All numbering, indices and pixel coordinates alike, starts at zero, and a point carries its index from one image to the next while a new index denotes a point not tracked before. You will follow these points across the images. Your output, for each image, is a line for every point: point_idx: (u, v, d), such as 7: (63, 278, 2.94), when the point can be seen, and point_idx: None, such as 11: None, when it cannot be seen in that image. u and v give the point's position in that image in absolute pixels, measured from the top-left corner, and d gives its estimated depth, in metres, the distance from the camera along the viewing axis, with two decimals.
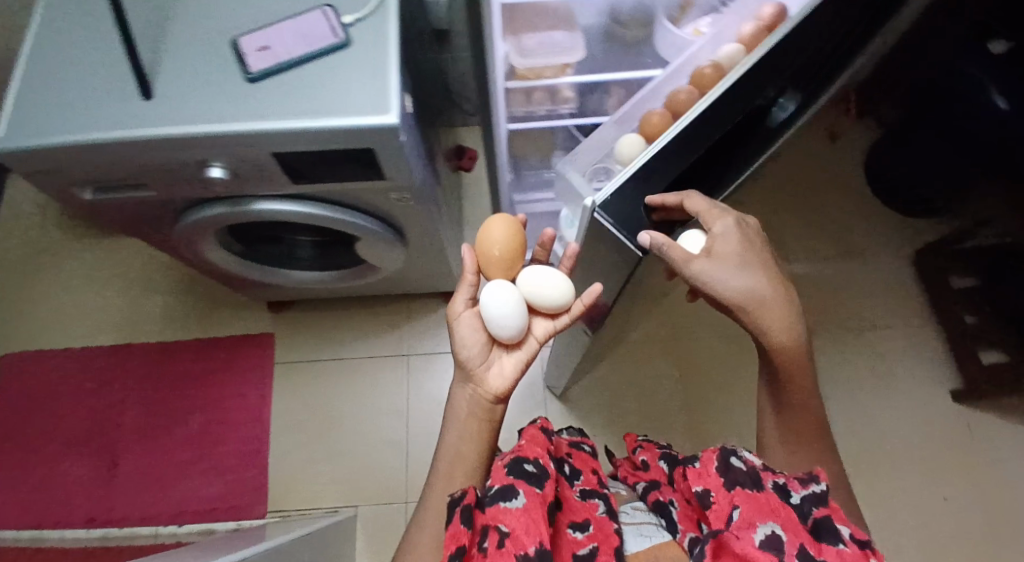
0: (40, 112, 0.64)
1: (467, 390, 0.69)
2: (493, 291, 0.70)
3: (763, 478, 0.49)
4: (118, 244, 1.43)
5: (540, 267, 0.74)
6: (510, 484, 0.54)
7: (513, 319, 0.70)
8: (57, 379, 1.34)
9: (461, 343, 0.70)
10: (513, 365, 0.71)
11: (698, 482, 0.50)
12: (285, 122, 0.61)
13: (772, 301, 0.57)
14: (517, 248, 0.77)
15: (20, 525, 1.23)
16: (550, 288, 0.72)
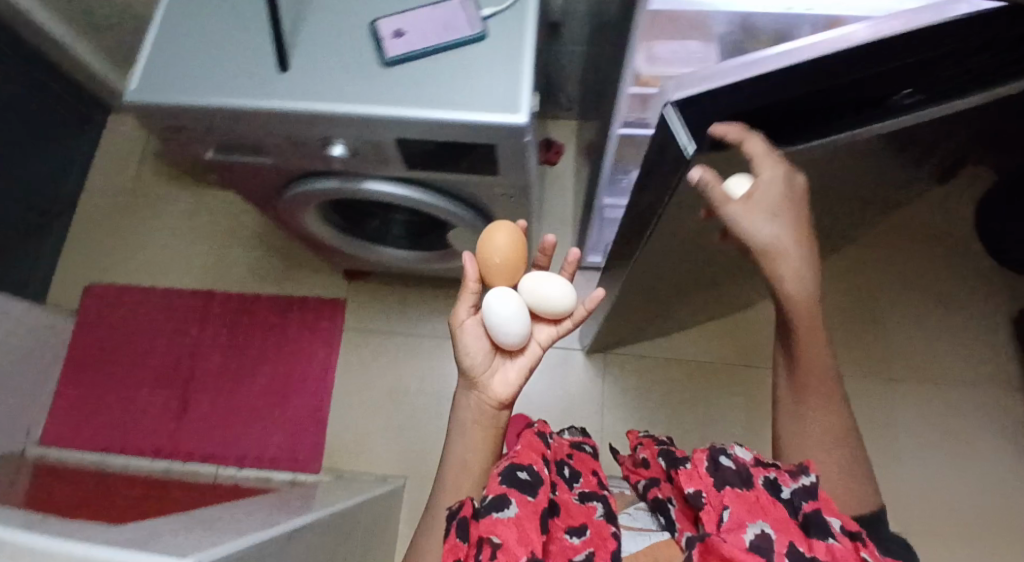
0: (178, 71, 0.65)
1: (471, 398, 0.69)
2: (497, 298, 0.69)
3: (752, 476, 0.51)
4: (210, 195, 1.49)
5: (544, 274, 0.75)
6: (503, 493, 0.53)
7: (518, 327, 0.69)
8: (142, 315, 1.41)
9: (467, 352, 0.69)
10: (517, 373, 0.71)
11: (691, 483, 0.53)
12: (415, 110, 0.61)
13: (792, 252, 0.52)
14: (517, 252, 0.78)
15: (97, 446, 1.32)
16: (549, 297, 0.73)
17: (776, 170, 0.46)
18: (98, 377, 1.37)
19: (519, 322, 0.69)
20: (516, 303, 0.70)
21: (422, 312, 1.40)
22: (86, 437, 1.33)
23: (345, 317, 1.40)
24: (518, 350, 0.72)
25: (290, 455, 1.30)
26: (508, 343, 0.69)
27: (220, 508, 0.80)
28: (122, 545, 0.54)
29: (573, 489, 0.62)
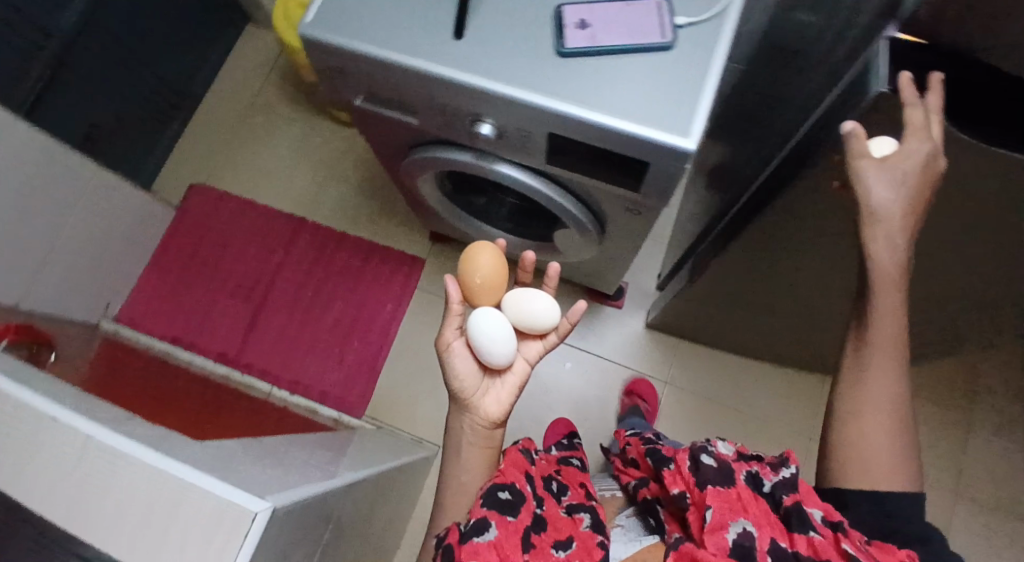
0: (352, 12, 0.64)
1: (462, 421, 0.71)
2: (482, 320, 0.73)
3: (733, 474, 0.51)
4: (323, 125, 1.51)
5: (526, 290, 0.80)
6: (484, 516, 0.53)
7: (504, 343, 0.73)
8: (233, 223, 1.45)
9: (456, 375, 0.73)
10: (507, 392, 0.73)
11: (677, 484, 0.54)
12: (578, 109, 0.58)
13: (901, 221, 0.50)
14: (501, 269, 0.83)
15: (167, 335, 1.38)
16: (535, 316, 0.77)
17: (924, 142, 0.47)
18: (180, 272, 1.42)
19: (504, 339, 0.73)
20: (499, 322, 0.74)
21: None
22: (157, 325, 1.39)
23: (421, 276, 1.40)
24: (504, 371, 0.75)
25: (339, 394, 1.33)
26: (494, 363, 0.72)
27: (278, 440, 0.81)
28: (207, 468, 0.56)
29: (558, 497, 0.61)
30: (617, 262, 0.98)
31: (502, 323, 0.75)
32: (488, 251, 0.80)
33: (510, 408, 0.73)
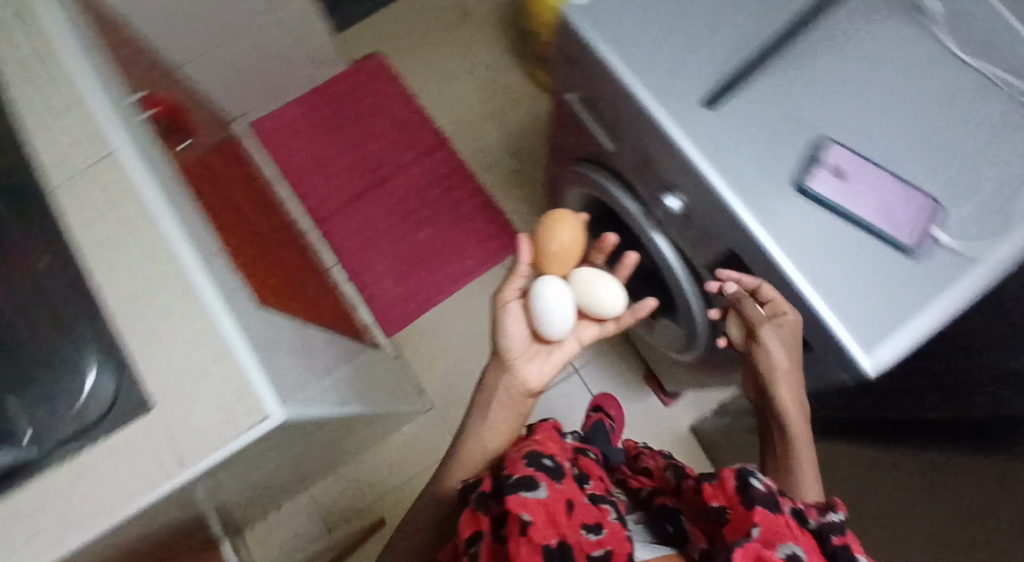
0: (627, 23, 0.61)
1: (498, 381, 0.69)
2: (550, 288, 0.69)
3: (781, 502, 0.48)
4: (518, 71, 1.48)
5: (596, 272, 0.75)
6: (532, 475, 0.51)
7: (565, 318, 0.69)
8: (392, 104, 1.46)
9: (507, 336, 0.69)
10: (551, 365, 0.71)
11: (716, 497, 0.50)
12: (780, 250, 0.54)
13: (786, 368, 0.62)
14: (579, 244, 0.77)
15: (281, 161, 1.42)
16: (602, 300, 0.74)
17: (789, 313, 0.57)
18: (323, 116, 1.44)
19: (569, 313, 0.69)
20: (567, 295, 0.70)
21: None
22: (278, 149, 1.42)
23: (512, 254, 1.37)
24: (554, 345, 0.72)
25: (384, 307, 1.34)
26: (549, 335, 0.69)
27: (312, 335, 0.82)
28: (256, 349, 0.57)
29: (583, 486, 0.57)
30: (698, 373, 0.92)
31: (569, 297, 0.71)
32: (570, 222, 0.74)
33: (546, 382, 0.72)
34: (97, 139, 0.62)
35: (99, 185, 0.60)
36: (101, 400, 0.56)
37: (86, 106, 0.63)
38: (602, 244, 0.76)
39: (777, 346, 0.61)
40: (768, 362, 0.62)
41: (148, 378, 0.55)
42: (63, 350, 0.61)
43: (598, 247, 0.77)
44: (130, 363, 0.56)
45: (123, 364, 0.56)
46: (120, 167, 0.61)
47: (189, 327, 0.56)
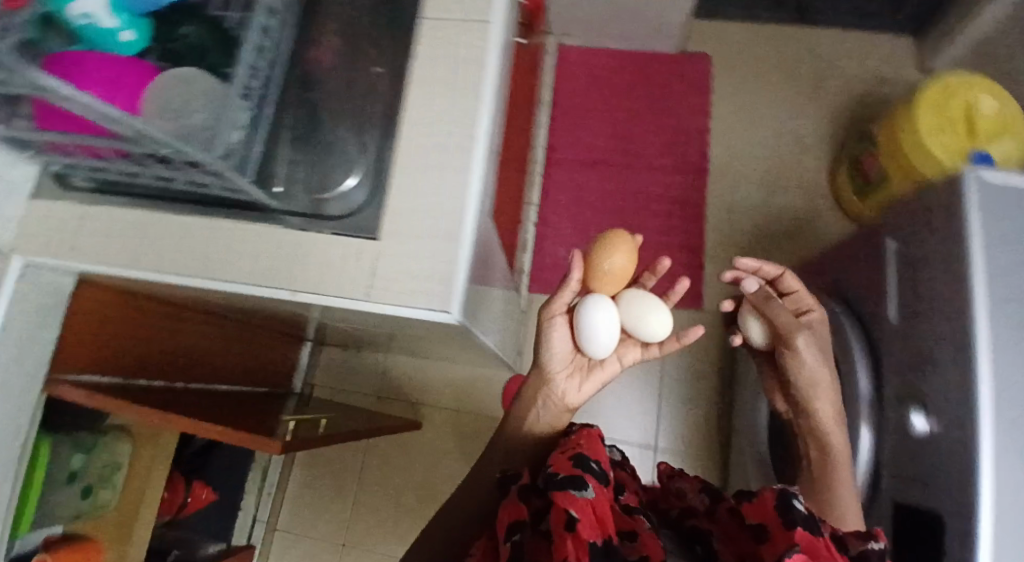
0: (1016, 253, 0.58)
1: (539, 389, 0.68)
2: (593, 306, 0.68)
3: (821, 526, 0.46)
4: (822, 159, 1.35)
5: (646, 297, 0.74)
6: (577, 476, 0.50)
7: (603, 332, 0.68)
8: (683, 105, 1.39)
9: (549, 347, 0.68)
10: (589, 383, 0.68)
11: (755, 517, 0.49)
12: (1000, 543, 0.52)
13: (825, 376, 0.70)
14: (628, 269, 0.75)
15: (558, 90, 1.42)
16: (648, 324, 0.73)
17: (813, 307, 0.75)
18: (622, 76, 1.41)
19: (611, 332, 0.68)
20: (610, 316, 0.69)
21: (687, 399, 1.26)
22: (567, 76, 1.42)
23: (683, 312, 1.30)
24: (595, 363, 0.70)
25: (545, 267, 1.33)
26: (591, 351, 0.68)
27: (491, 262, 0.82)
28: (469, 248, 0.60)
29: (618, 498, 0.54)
30: None
31: (611, 316, 0.69)
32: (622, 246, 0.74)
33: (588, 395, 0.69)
34: (480, 7, 0.64)
35: (456, 46, 0.64)
36: (347, 206, 0.61)
37: None
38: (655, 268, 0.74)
39: (809, 348, 0.69)
40: (802, 366, 0.69)
41: (384, 222, 0.60)
42: (339, 145, 0.64)
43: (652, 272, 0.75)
44: (381, 199, 0.61)
45: (378, 194, 0.61)
46: (480, 43, 0.64)
47: (444, 196, 0.60)
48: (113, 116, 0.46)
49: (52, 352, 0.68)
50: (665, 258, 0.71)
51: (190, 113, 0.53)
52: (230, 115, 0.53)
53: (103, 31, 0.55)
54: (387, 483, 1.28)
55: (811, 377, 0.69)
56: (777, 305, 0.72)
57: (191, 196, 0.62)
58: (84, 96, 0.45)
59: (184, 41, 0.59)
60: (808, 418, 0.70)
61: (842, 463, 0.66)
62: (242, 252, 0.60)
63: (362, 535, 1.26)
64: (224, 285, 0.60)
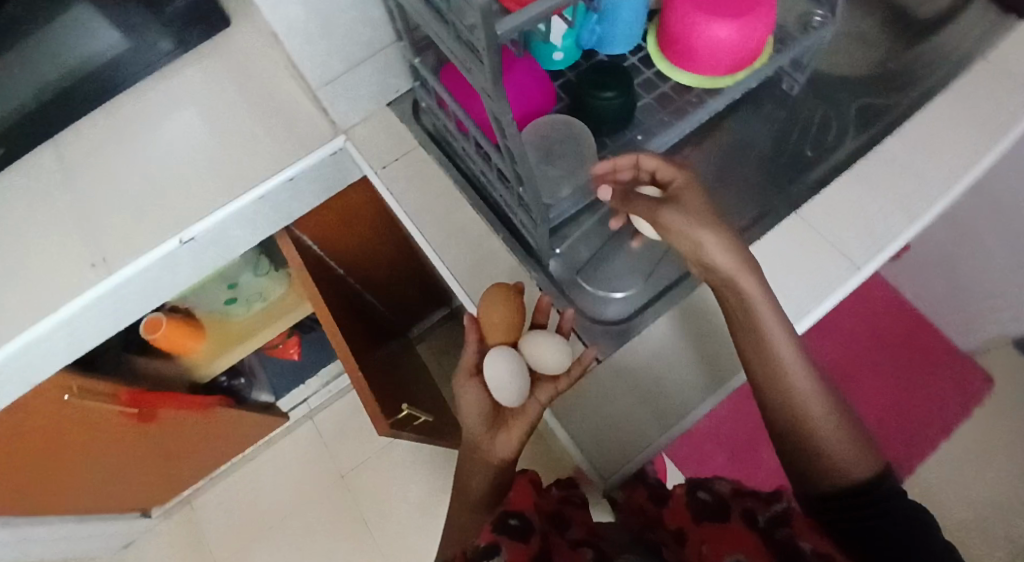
0: None
1: (475, 456, 0.58)
2: (492, 363, 0.52)
3: (729, 507, 0.52)
4: None
5: (536, 334, 0.53)
6: (495, 545, 0.46)
7: (511, 384, 0.51)
8: (921, 404, 1.22)
9: (470, 416, 0.55)
10: (513, 430, 0.53)
11: (671, 519, 0.54)
12: None
13: (731, 249, 0.48)
14: (510, 301, 0.52)
15: None
16: (555, 364, 0.51)
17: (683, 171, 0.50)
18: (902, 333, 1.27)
19: (514, 381, 0.51)
20: (508, 368, 0.51)
21: None
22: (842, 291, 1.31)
23: None
24: (514, 411, 0.53)
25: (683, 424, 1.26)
26: (508, 404, 0.52)
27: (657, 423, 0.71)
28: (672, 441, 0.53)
29: (561, 538, 0.50)
30: None
31: (510, 366, 0.51)
32: (495, 296, 0.52)
33: (523, 442, 0.54)
34: (868, 246, 0.58)
35: (815, 259, 0.58)
36: (602, 310, 0.57)
37: (902, 219, 0.59)
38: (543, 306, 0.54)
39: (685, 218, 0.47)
40: (697, 245, 0.47)
41: (620, 364, 0.54)
42: (639, 254, 0.60)
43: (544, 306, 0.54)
44: (634, 334, 0.55)
45: (639, 327, 0.55)
46: (842, 276, 0.57)
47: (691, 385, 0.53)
48: (516, 154, 0.43)
49: (296, 214, 0.71)
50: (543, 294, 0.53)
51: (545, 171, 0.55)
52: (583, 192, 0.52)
53: (546, 44, 0.57)
54: (415, 468, 1.30)
55: (709, 252, 0.48)
56: (643, 204, 0.49)
57: (494, 203, 0.60)
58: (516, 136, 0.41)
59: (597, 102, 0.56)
60: (732, 292, 0.49)
61: (782, 343, 0.49)
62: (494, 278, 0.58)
63: (367, 488, 1.30)
64: (461, 293, 0.57)
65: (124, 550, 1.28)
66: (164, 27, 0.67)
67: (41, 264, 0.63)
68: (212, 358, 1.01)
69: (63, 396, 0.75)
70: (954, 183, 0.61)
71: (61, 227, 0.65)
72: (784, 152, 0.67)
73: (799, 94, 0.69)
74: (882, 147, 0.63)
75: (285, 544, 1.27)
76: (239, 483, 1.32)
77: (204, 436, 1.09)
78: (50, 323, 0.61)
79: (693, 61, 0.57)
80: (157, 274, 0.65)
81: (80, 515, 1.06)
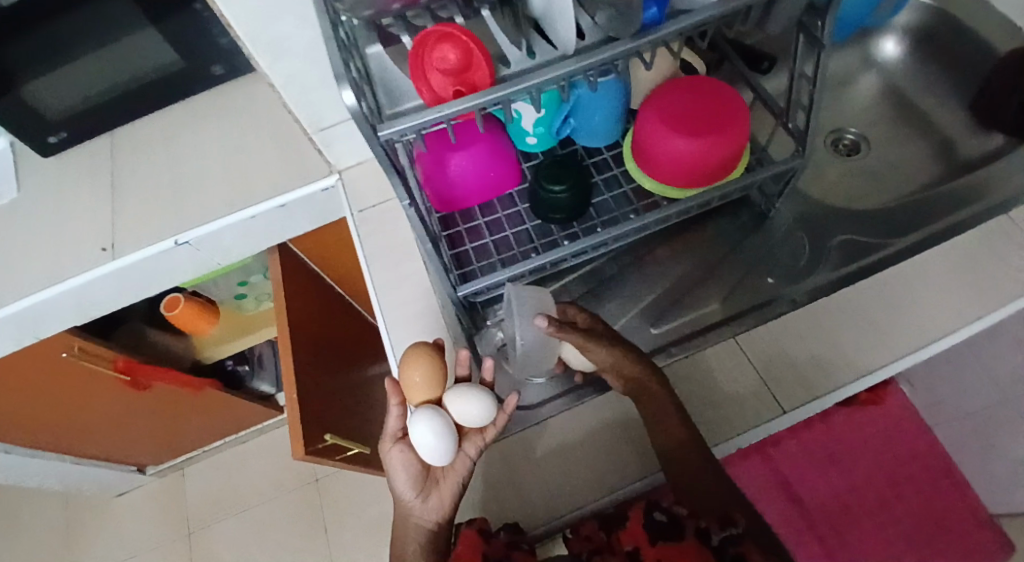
0: None
1: (407, 528, 0.54)
2: (416, 425, 0.50)
3: (686, 524, 0.47)
4: None
5: (460, 387, 0.52)
6: None
7: (439, 439, 0.49)
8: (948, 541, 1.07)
9: (397, 480, 0.53)
10: (445, 489, 0.53)
11: (629, 539, 0.48)
12: None
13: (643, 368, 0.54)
14: (433, 357, 0.52)
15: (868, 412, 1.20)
16: (480, 416, 0.51)
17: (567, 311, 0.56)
18: (949, 543, 1.06)
19: (442, 441, 0.49)
20: (434, 428, 0.49)
21: None
22: None
23: None
24: (445, 468, 0.53)
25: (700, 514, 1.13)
26: (438, 465, 0.51)
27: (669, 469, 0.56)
28: (585, 500, 0.56)
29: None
30: None
31: (437, 427, 0.49)
32: (416, 357, 0.51)
33: (455, 501, 0.53)
34: (799, 391, 0.58)
35: (741, 393, 0.59)
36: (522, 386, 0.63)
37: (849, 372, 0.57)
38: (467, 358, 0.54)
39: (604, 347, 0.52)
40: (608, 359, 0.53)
41: (541, 437, 0.59)
42: None
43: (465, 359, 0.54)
44: (535, 425, 0.60)
45: (537, 420, 0.60)
46: (763, 415, 0.57)
47: (591, 460, 0.58)
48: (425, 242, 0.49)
49: (292, 234, 0.77)
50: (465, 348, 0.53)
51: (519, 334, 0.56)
52: (497, 279, 0.55)
53: (520, 129, 0.60)
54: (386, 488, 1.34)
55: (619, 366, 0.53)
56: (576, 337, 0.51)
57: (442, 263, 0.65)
58: (412, 209, 0.46)
59: (546, 194, 0.57)
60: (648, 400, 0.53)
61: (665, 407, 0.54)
62: (422, 333, 0.62)
63: (336, 495, 1.34)
64: (388, 344, 0.62)
65: (117, 496, 1.39)
66: (217, 55, 0.76)
67: (66, 239, 0.73)
68: (219, 343, 1.04)
69: (62, 351, 0.84)
70: (914, 347, 0.59)
71: (90, 211, 0.74)
72: (749, 274, 0.68)
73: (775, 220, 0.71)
74: (844, 293, 0.63)
75: (251, 527, 1.33)
76: (228, 460, 1.40)
77: (199, 410, 1.17)
78: (60, 289, 0.70)
79: (660, 168, 0.57)
80: (156, 264, 0.72)
81: (79, 456, 1.16)
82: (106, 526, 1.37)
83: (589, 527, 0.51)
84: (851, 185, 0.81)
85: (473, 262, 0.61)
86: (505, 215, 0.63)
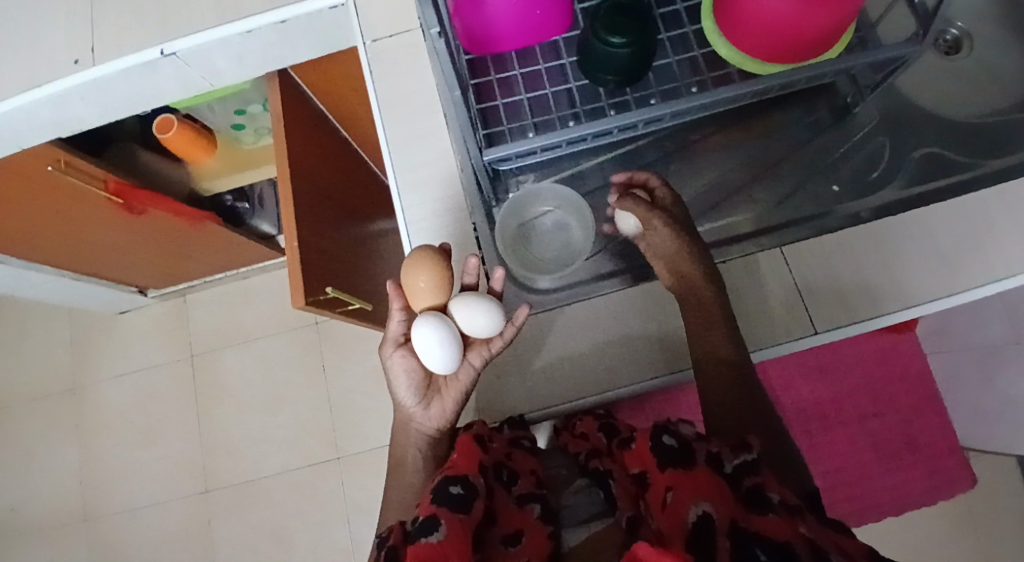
0: None
1: (408, 433, 0.53)
2: (422, 339, 0.46)
3: (700, 450, 0.37)
4: None
5: (467, 298, 0.48)
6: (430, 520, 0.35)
7: (445, 352, 0.46)
8: (918, 464, 1.04)
9: (397, 389, 0.50)
10: (448, 398, 0.50)
11: (633, 460, 0.40)
12: None
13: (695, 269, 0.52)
14: (441, 263, 0.47)
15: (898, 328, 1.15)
16: (486, 326, 0.47)
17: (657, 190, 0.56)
18: (915, 460, 1.04)
19: (448, 350, 0.46)
20: (438, 337, 0.46)
21: None
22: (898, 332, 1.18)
23: None
24: (447, 378, 0.50)
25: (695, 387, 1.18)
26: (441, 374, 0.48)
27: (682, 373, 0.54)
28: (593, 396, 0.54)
29: (507, 492, 0.42)
30: None
31: (442, 337, 0.46)
32: (422, 264, 0.47)
33: (460, 409, 0.51)
34: (839, 312, 0.53)
35: (775, 305, 0.53)
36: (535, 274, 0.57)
37: (895, 304, 0.53)
38: (476, 265, 0.49)
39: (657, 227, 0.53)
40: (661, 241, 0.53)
41: (552, 327, 0.55)
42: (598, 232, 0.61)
43: (474, 268, 0.49)
44: (551, 309, 0.56)
45: (551, 306, 0.56)
46: (794, 332, 0.53)
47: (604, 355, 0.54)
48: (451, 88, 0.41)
49: (297, 60, 0.67)
50: (473, 257, 0.48)
51: (545, 214, 0.59)
52: (529, 146, 0.47)
53: None
54: None
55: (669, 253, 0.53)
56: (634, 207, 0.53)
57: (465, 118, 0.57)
58: None
59: (602, 48, 0.47)
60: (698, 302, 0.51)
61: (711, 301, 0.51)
62: (436, 200, 0.56)
63: (337, 340, 1.36)
64: (398, 206, 0.57)
65: (121, 314, 1.41)
66: None
67: (40, 38, 0.63)
68: (216, 177, 0.97)
69: (48, 165, 0.78)
70: (980, 281, 0.53)
71: (64, 5, 0.64)
72: (810, 180, 0.61)
73: (850, 121, 0.62)
74: (914, 211, 0.55)
75: (253, 358, 1.36)
76: (230, 294, 1.40)
77: (198, 241, 1.13)
78: (36, 97, 0.62)
79: (743, 34, 0.48)
80: (141, 79, 0.64)
81: (79, 274, 1.15)
82: (111, 341, 1.40)
83: (586, 425, 0.50)
84: (948, 81, 0.69)
85: (503, 122, 0.52)
86: (545, 69, 0.54)
